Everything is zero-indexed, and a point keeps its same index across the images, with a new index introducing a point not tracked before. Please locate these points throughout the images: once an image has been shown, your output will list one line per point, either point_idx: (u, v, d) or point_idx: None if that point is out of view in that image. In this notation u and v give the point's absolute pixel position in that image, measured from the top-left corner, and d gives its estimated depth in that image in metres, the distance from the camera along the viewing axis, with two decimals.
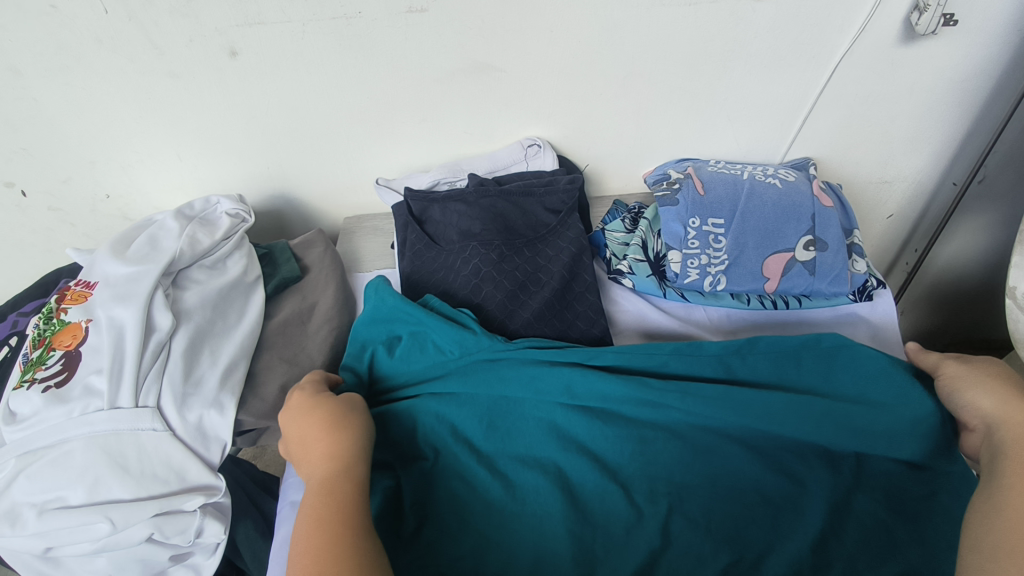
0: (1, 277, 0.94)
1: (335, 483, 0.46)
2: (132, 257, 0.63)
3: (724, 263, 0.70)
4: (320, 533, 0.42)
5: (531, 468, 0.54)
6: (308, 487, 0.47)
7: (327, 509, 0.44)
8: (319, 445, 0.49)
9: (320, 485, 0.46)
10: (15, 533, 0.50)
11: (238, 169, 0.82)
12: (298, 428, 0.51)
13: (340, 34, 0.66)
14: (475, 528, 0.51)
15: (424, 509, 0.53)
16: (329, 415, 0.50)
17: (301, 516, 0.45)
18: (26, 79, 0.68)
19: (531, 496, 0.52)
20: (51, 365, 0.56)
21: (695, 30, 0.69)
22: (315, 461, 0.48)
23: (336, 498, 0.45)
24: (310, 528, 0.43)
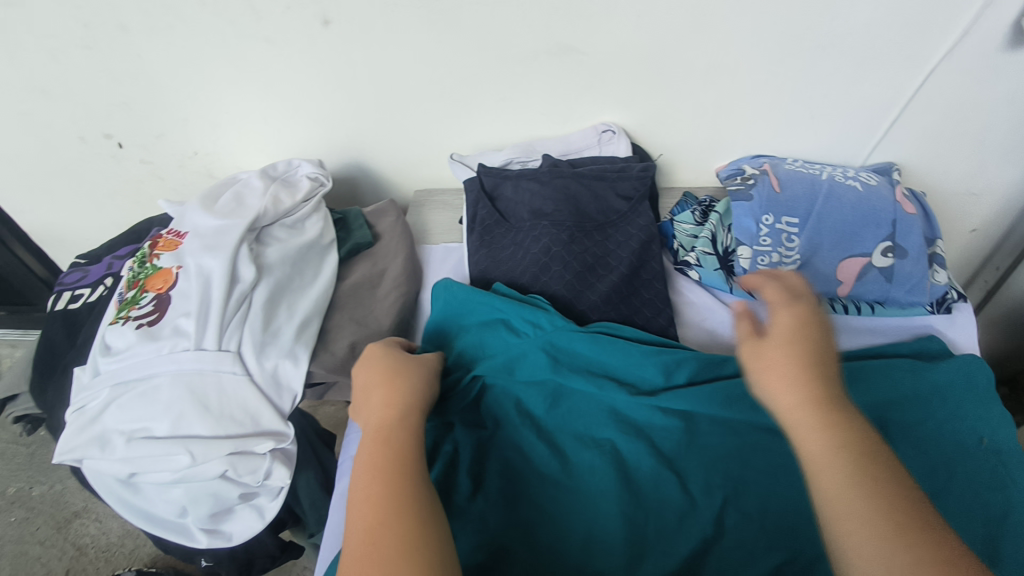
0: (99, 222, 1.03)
1: (395, 437, 0.45)
2: (220, 210, 0.67)
3: (796, 263, 0.69)
4: (377, 478, 0.42)
5: (588, 447, 0.55)
6: (365, 439, 0.47)
7: (382, 460, 0.43)
8: (379, 398, 0.50)
9: (377, 435, 0.46)
10: (105, 456, 0.54)
11: (318, 136, 0.85)
12: (366, 389, 0.52)
13: (430, 9, 0.68)
14: (529, 501, 0.53)
15: (481, 477, 0.55)
16: (391, 377, 0.51)
17: (358, 467, 0.44)
18: (133, 35, 0.72)
19: (585, 474, 0.54)
20: (144, 305, 0.59)
21: (786, 23, 0.68)
22: (374, 412, 0.49)
23: (391, 452, 0.44)
24: (368, 474, 0.43)
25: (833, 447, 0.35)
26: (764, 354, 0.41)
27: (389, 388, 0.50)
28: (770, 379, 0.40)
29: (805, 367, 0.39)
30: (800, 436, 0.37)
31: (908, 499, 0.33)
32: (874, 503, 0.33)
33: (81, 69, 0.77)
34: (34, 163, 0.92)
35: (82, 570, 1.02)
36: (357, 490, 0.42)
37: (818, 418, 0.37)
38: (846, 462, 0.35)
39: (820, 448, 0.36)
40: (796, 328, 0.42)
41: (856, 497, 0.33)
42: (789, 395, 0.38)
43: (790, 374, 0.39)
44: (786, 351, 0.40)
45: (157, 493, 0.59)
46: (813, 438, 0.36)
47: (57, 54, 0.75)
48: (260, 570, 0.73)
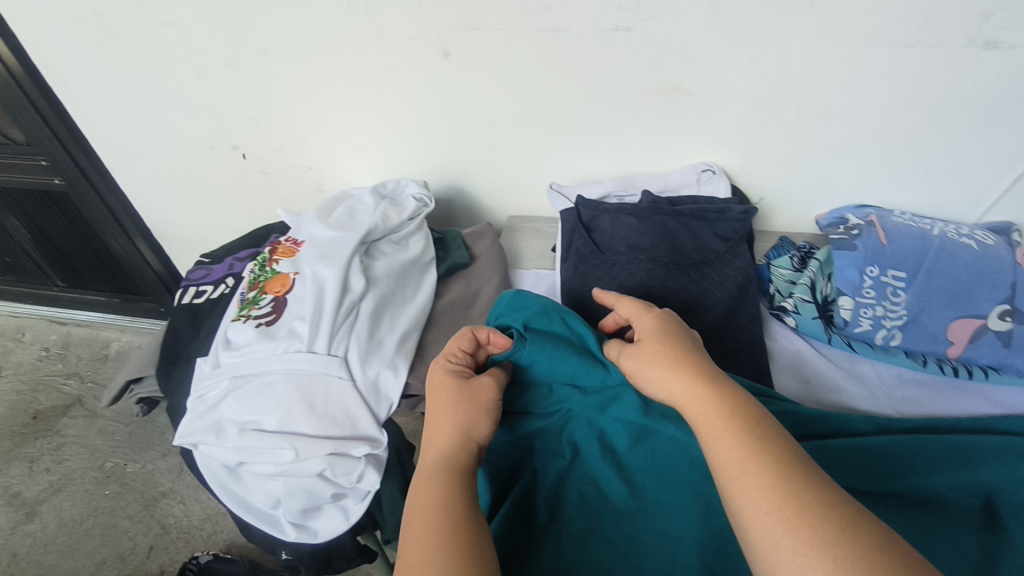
0: (216, 223, 1.12)
1: (444, 474, 0.46)
2: (335, 223, 0.71)
3: (902, 319, 0.67)
4: (422, 521, 0.43)
5: (668, 487, 0.55)
6: (418, 475, 0.48)
7: (430, 497, 0.44)
8: (435, 430, 0.50)
9: (427, 473, 0.47)
10: (219, 443, 0.58)
11: (424, 158, 0.89)
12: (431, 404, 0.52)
13: (546, 45, 0.71)
14: (601, 535, 0.53)
15: (556, 507, 0.56)
16: (450, 399, 0.51)
17: (411, 501, 0.45)
18: (272, 59, 0.79)
19: (662, 514, 0.54)
20: (263, 306, 0.64)
21: (906, 73, 0.66)
22: (429, 445, 0.49)
23: (439, 490, 0.45)
24: (415, 516, 0.44)
25: (715, 410, 0.41)
26: (643, 351, 0.49)
27: (446, 420, 0.50)
28: (661, 370, 0.46)
29: (679, 352, 0.47)
30: (694, 410, 0.43)
31: (770, 431, 0.40)
32: (749, 443, 0.38)
33: (221, 85, 0.85)
34: (167, 166, 1.01)
35: (164, 547, 1.09)
36: (403, 529, 0.43)
37: (704, 391, 0.43)
38: (725, 415, 0.41)
39: (709, 415, 0.41)
40: (655, 326, 0.51)
41: (730, 441, 0.39)
42: (673, 381, 0.45)
43: (673, 362, 0.46)
44: (654, 349, 0.48)
45: (257, 483, 0.62)
46: (700, 406, 0.42)
47: (203, 71, 0.83)
48: (335, 570, 0.75)
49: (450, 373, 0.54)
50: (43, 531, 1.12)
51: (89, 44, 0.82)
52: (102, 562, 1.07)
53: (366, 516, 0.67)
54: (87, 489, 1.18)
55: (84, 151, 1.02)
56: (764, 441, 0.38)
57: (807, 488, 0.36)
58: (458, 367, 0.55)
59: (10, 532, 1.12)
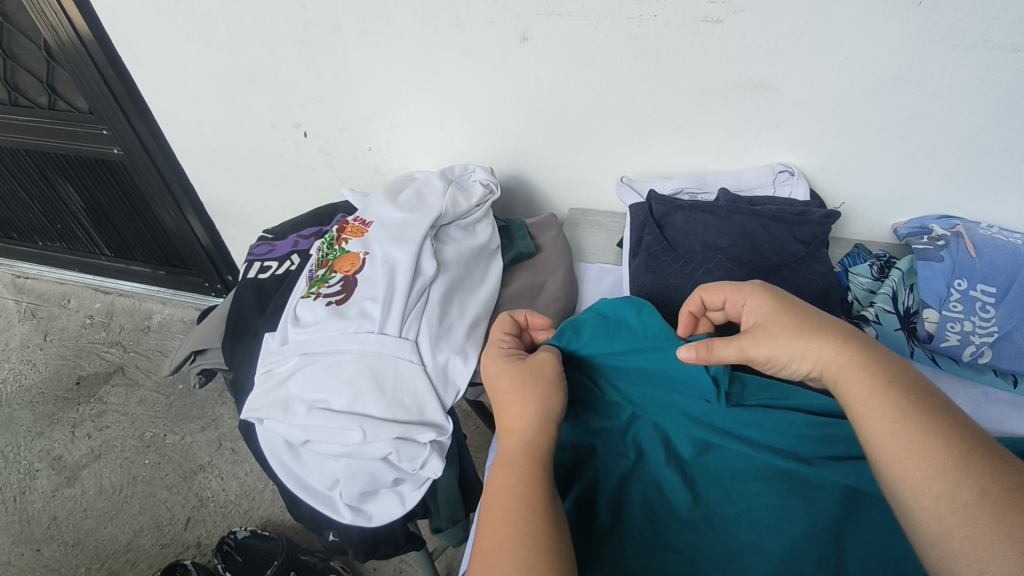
0: (271, 200, 1.12)
1: (521, 459, 0.44)
2: (404, 205, 0.70)
3: (993, 335, 0.64)
4: (502, 507, 0.40)
5: (735, 500, 0.51)
6: (498, 458, 0.45)
7: (506, 481, 0.42)
8: (513, 410, 0.48)
9: (509, 457, 0.44)
10: (285, 419, 0.57)
11: (488, 144, 0.88)
12: (495, 392, 0.51)
13: (628, 34, 0.69)
14: (663, 541, 0.50)
15: (619, 509, 0.53)
16: (514, 383, 0.49)
17: (488, 485, 0.43)
18: (344, 37, 0.78)
19: (729, 526, 0.50)
20: (332, 285, 0.63)
21: (1011, 80, 0.63)
22: (507, 429, 0.47)
23: (517, 474, 0.42)
24: (494, 502, 0.41)
25: (877, 388, 0.40)
26: (770, 327, 0.46)
27: (524, 401, 0.48)
28: (805, 347, 0.44)
29: (822, 326, 0.45)
30: (852, 382, 0.41)
31: (945, 412, 0.38)
32: (925, 424, 0.37)
33: (290, 62, 0.84)
34: (226, 141, 1.01)
35: (202, 520, 1.09)
36: (482, 511, 0.41)
37: (862, 366, 0.42)
38: (883, 390, 0.40)
39: (869, 391, 0.40)
40: (774, 302, 0.48)
41: (902, 417, 0.38)
42: (822, 353, 0.44)
43: (816, 336, 0.44)
44: (789, 324, 0.46)
45: (317, 462, 0.62)
46: (860, 382, 0.41)
47: (273, 47, 0.83)
48: (383, 555, 0.74)
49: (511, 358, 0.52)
50: (83, 496, 1.14)
51: (160, 13, 0.82)
52: (140, 530, 1.08)
53: (421, 504, 0.66)
54: (126, 457, 1.19)
55: (146, 121, 1.02)
56: (937, 423, 0.37)
57: (978, 465, 0.35)
58: (511, 354, 0.53)
59: (51, 495, 1.14)
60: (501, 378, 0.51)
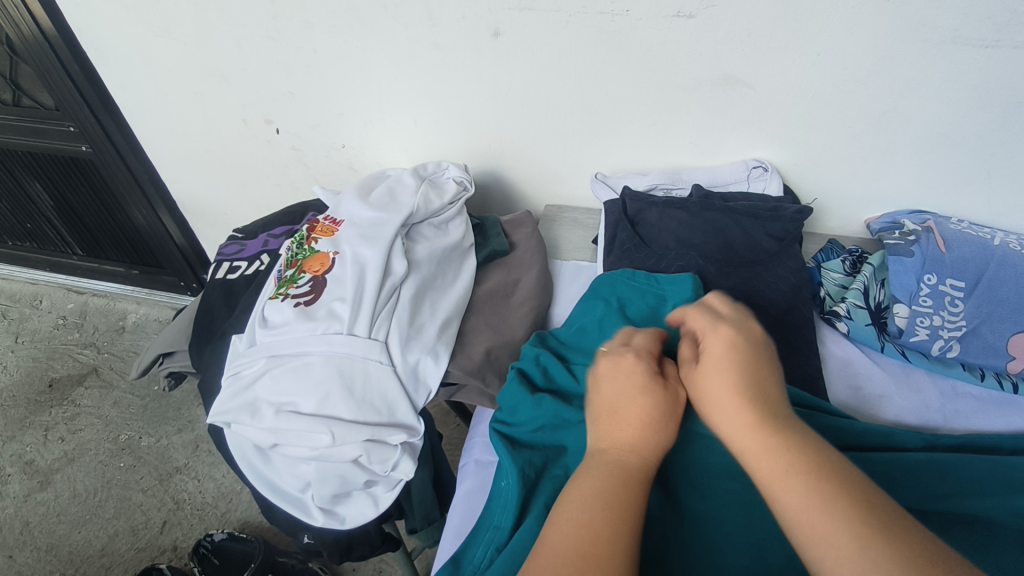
0: (245, 197, 1.10)
1: (636, 477, 0.40)
2: (375, 204, 0.69)
3: (961, 330, 0.64)
4: (597, 520, 0.37)
5: (706, 498, 0.51)
6: (608, 464, 0.41)
7: (620, 493, 0.39)
8: (632, 426, 0.44)
9: (614, 470, 0.41)
10: (253, 423, 0.56)
11: (463, 141, 0.87)
12: (615, 395, 0.46)
13: (601, 30, 0.68)
14: (633, 535, 0.50)
15: None
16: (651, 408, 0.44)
17: (589, 482, 0.40)
18: (314, 32, 0.77)
19: (701, 525, 0.50)
20: (301, 285, 0.62)
21: (981, 74, 0.63)
22: (620, 443, 0.43)
23: (632, 490, 0.39)
24: (582, 510, 0.38)
25: (776, 465, 0.36)
26: (706, 376, 0.43)
27: (653, 425, 0.43)
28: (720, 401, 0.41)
29: (746, 389, 0.41)
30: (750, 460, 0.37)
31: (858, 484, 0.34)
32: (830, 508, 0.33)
33: (260, 57, 0.82)
34: (197, 139, 0.99)
35: (178, 523, 1.08)
36: (564, 518, 0.38)
37: (766, 439, 0.37)
38: (799, 466, 0.35)
39: (776, 466, 0.36)
40: (730, 346, 0.44)
41: (799, 501, 0.34)
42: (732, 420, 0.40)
43: (734, 399, 0.40)
44: (725, 376, 0.42)
45: (287, 466, 0.61)
46: (755, 450, 0.37)
47: (242, 42, 0.81)
48: (358, 558, 0.73)
49: (651, 376, 0.47)
50: (56, 500, 1.12)
51: (125, 7, 0.80)
52: (115, 534, 1.06)
53: (394, 506, 0.65)
54: (101, 460, 1.17)
55: (114, 118, 0.99)
56: (840, 495, 0.33)
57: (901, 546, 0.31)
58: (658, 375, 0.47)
59: (23, 500, 1.12)
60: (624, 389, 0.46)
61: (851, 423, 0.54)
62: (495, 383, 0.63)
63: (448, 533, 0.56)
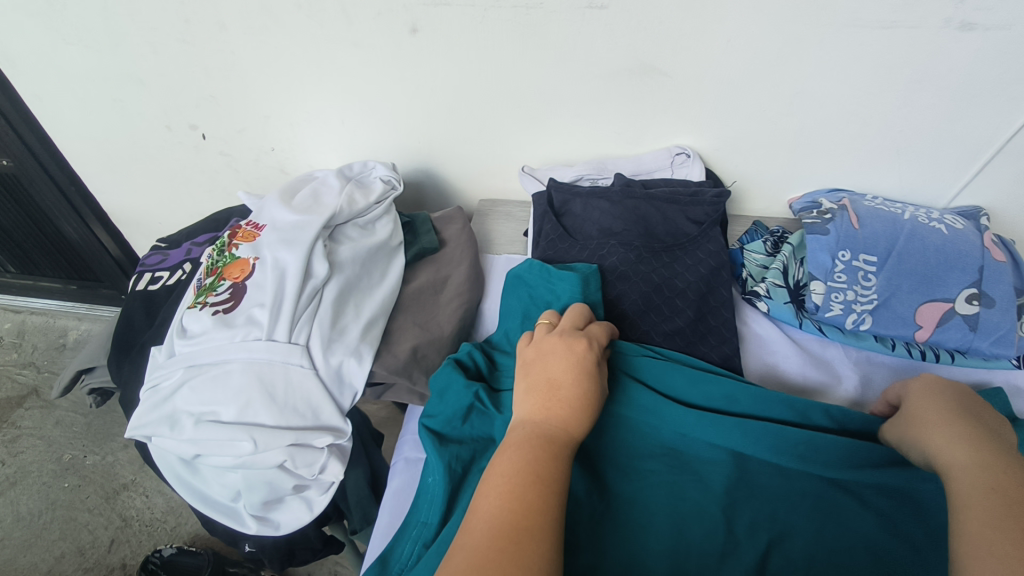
0: (179, 205, 1.08)
1: (561, 456, 0.43)
2: (298, 206, 0.68)
3: (872, 303, 0.67)
4: (523, 490, 0.39)
5: (631, 479, 0.52)
6: (538, 440, 0.43)
7: (546, 468, 0.41)
8: (566, 404, 0.46)
9: (538, 443, 0.43)
10: (173, 435, 0.55)
11: (393, 140, 0.87)
12: (556, 370, 0.49)
13: (517, 22, 0.68)
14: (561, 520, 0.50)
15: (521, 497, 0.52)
16: (587, 387, 0.47)
17: (516, 458, 0.42)
18: (229, 33, 0.75)
19: (625, 507, 0.50)
20: (220, 293, 0.61)
21: (885, 54, 0.65)
22: (556, 417, 0.45)
23: (553, 466, 0.42)
24: (512, 481, 0.40)
25: (980, 483, 0.39)
26: (917, 414, 0.47)
27: (584, 402, 0.46)
28: (930, 429, 0.45)
29: (964, 421, 0.44)
30: (954, 475, 0.41)
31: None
32: (1001, 508, 0.36)
33: (177, 62, 0.80)
34: (122, 148, 0.96)
35: (126, 541, 1.05)
36: (491, 489, 0.40)
37: (976, 460, 0.40)
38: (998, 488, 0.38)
39: (972, 483, 0.39)
40: (942, 390, 0.48)
41: (981, 516, 0.37)
42: (938, 443, 0.43)
43: (957, 427, 0.44)
44: (937, 408, 0.46)
45: (216, 476, 0.60)
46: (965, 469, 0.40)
47: (157, 47, 0.79)
48: (300, 562, 0.73)
49: (592, 362, 0.49)
50: None
51: (30, 15, 0.77)
52: (61, 556, 1.04)
53: (331, 507, 0.66)
54: (44, 482, 1.14)
55: (34, 130, 0.96)
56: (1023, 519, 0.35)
57: None
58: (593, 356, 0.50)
59: None
60: (563, 366, 0.49)
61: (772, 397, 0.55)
62: (421, 380, 0.63)
63: (380, 530, 0.57)
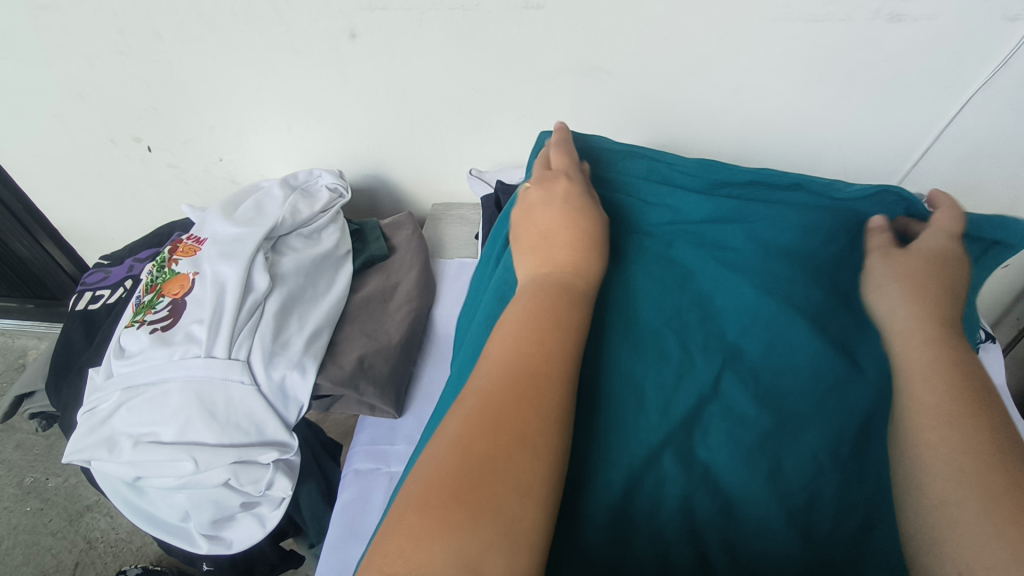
0: (130, 218, 1.06)
1: (572, 299, 0.40)
2: (239, 218, 0.67)
3: None
4: (543, 336, 0.36)
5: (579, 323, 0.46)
6: (548, 287, 0.41)
7: (568, 314, 0.38)
8: (566, 249, 0.44)
9: (553, 290, 0.40)
10: (112, 458, 0.54)
11: (341, 146, 0.86)
12: (546, 225, 0.46)
13: (455, 25, 0.68)
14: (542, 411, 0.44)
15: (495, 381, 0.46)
16: (582, 236, 0.45)
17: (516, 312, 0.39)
18: (166, 43, 0.74)
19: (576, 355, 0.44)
20: (159, 310, 0.60)
21: (820, 46, 0.66)
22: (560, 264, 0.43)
23: (563, 312, 0.38)
24: (525, 333, 0.37)
25: (936, 358, 0.37)
26: (897, 274, 0.44)
27: (584, 250, 0.44)
28: (892, 294, 0.43)
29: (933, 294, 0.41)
30: (905, 347, 0.39)
31: (994, 413, 0.34)
32: (945, 388, 0.35)
33: (114, 74, 0.79)
34: (66, 163, 0.94)
35: (91, 563, 1.03)
36: (504, 341, 0.37)
37: (931, 339, 0.39)
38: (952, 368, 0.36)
39: (927, 360, 0.37)
40: (931, 257, 0.45)
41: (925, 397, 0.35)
42: (902, 314, 0.41)
43: (926, 300, 0.41)
44: (921, 275, 0.43)
45: (161, 496, 0.58)
46: (922, 350, 0.38)
47: (92, 59, 0.77)
48: None
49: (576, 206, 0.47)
50: None
51: None
52: None
53: (285, 521, 0.65)
54: (5, 507, 1.12)
55: None
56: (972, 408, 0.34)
57: (1005, 458, 0.31)
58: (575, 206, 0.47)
59: None
60: (550, 220, 0.46)
61: (745, 202, 0.52)
62: (369, 391, 0.61)
63: (330, 544, 0.55)
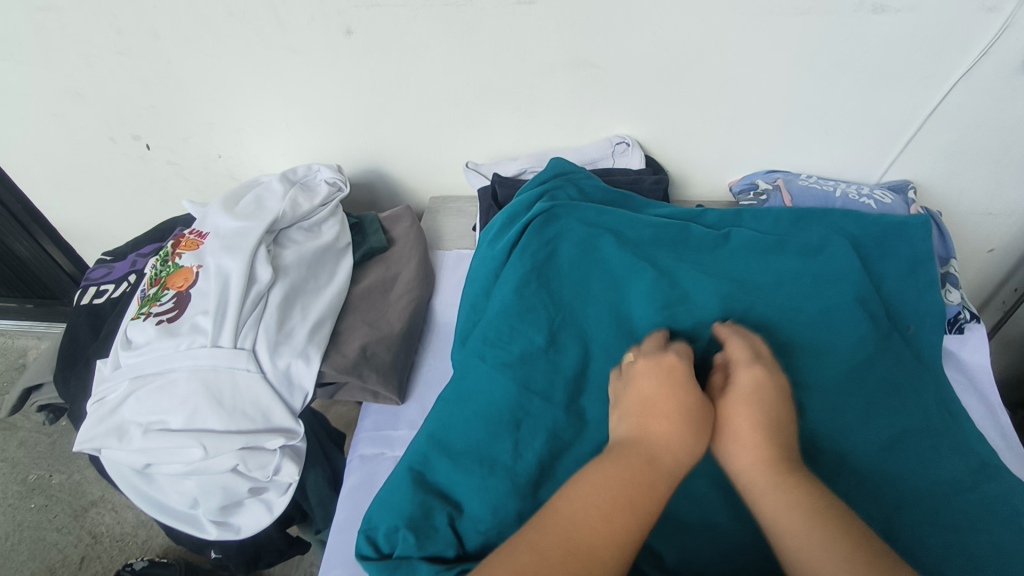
0: (130, 216, 1.07)
1: (656, 475, 0.38)
2: (240, 212, 0.69)
3: None
4: (613, 515, 0.36)
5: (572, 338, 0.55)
6: (628, 458, 0.39)
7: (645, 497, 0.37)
8: (665, 422, 0.41)
9: (634, 465, 0.38)
10: (121, 446, 0.55)
11: (339, 141, 0.87)
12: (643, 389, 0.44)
13: (449, 21, 0.69)
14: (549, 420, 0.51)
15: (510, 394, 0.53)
16: (688, 405, 0.42)
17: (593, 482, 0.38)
18: (164, 42, 0.75)
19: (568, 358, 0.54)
20: (164, 302, 0.61)
21: (804, 39, 0.67)
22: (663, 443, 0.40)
23: (647, 491, 0.37)
24: (604, 499, 0.36)
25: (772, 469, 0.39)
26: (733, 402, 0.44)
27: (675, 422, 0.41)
28: (742, 414, 0.43)
29: (775, 412, 0.42)
30: (750, 470, 0.40)
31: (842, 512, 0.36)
32: (786, 499, 0.37)
33: (113, 73, 0.80)
34: (66, 162, 0.95)
35: (97, 557, 1.04)
36: (576, 498, 0.37)
37: (769, 451, 0.40)
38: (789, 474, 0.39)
39: (767, 475, 0.39)
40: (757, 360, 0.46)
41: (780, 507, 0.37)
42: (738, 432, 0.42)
43: (761, 413, 0.42)
44: (757, 402, 0.43)
45: (170, 484, 0.59)
46: (768, 479, 0.39)
47: (91, 59, 0.78)
48: (267, 565, 0.73)
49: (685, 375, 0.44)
50: None
51: None
52: None
53: (292, 507, 0.66)
54: (9, 504, 1.13)
55: None
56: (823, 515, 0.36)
57: (854, 544, 0.34)
58: (670, 370, 0.45)
59: None
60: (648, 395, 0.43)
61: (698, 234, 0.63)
62: (371, 377, 0.63)
63: (338, 526, 0.57)
